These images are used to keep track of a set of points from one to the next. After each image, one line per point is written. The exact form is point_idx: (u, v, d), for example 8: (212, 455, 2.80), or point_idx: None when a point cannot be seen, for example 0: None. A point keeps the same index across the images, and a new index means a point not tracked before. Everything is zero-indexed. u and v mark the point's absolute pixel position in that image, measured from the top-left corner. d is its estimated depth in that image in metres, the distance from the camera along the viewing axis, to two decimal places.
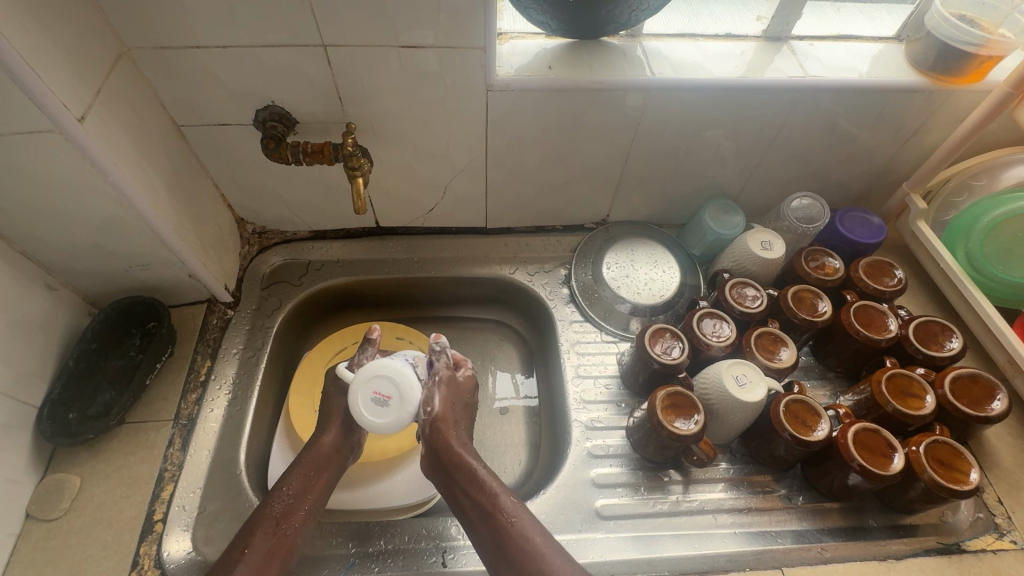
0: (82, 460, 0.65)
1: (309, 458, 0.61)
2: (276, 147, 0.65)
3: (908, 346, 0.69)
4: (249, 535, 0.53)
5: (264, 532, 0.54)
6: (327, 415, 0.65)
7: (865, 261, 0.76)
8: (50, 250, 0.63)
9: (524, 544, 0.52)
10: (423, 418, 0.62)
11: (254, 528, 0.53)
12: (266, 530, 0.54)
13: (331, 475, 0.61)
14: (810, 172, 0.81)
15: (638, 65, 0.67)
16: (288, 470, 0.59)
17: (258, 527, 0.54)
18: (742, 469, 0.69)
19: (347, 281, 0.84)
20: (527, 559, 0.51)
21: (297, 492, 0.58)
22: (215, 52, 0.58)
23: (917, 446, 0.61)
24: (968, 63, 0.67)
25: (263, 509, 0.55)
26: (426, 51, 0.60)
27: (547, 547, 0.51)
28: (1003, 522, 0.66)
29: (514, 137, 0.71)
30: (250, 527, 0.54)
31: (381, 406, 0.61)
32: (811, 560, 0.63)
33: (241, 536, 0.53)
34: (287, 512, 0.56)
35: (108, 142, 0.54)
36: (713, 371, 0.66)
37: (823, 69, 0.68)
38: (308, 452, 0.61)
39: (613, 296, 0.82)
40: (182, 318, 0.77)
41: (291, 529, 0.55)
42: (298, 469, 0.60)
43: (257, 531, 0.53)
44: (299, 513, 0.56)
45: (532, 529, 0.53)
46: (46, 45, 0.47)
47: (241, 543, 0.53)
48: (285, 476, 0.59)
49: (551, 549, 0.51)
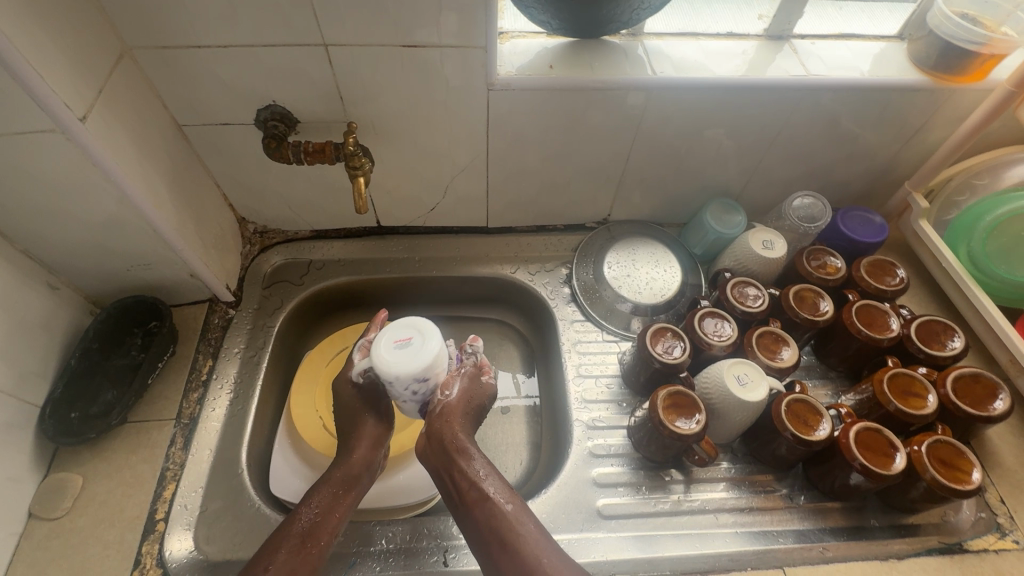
0: (84, 459, 0.65)
1: (337, 477, 0.61)
2: (277, 148, 0.65)
3: (910, 345, 0.69)
4: (272, 552, 0.53)
5: (286, 547, 0.54)
6: (356, 429, 0.65)
7: (866, 260, 0.76)
8: (52, 250, 0.63)
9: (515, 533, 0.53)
10: (438, 399, 0.63)
11: (277, 544, 0.54)
12: (289, 545, 0.54)
13: (358, 492, 0.61)
14: (811, 171, 0.81)
15: (640, 64, 0.67)
16: (312, 490, 0.60)
17: (280, 545, 0.54)
18: (743, 468, 0.69)
19: (349, 281, 0.84)
20: (518, 546, 0.52)
21: (323, 510, 0.58)
22: (216, 51, 0.58)
23: (919, 446, 0.61)
24: (970, 61, 0.67)
25: (287, 526, 0.56)
26: (427, 50, 0.60)
27: (539, 540, 0.53)
28: (1005, 522, 0.66)
29: (516, 137, 0.71)
30: (272, 542, 0.54)
31: (400, 349, 0.60)
32: (812, 559, 0.62)
33: (266, 551, 0.54)
34: (313, 530, 0.56)
35: (109, 142, 0.54)
36: (715, 371, 0.66)
37: (825, 67, 0.68)
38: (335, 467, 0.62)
39: (614, 296, 0.82)
40: (184, 318, 0.77)
41: (317, 545, 0.55)
42: (323, 485, 0.60)
43: (281, 549, 0.53)
44: (324, 531, 0.56)
45: (523, 519, 0.54)
46: (48, 45, 0.47)
47: (264, 561, 0.52)
48: (309, 494, 0.59)
49: (543, 541, 0.53)
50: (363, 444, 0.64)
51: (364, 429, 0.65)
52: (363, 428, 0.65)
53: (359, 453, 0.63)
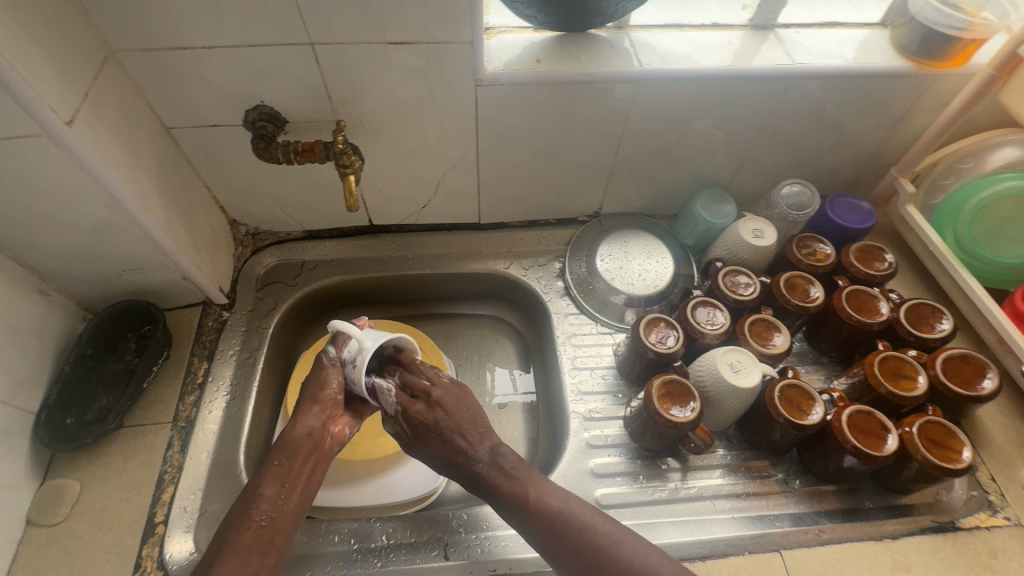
0: (81, 465, 0.65)
1: (280, 448, 0.53)
2: (267, 148, 0.65)
3: (900, 329, 0.70)
4: (232, 532, 0.47)
5: (242, 527, 0.48)
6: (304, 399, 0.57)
7: (856, 245, 0.76)
8: (42, 256, 0.62)
9: (558, 522, 0.51)
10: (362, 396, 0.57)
11: (231, 530, 0.47)
12: (244, 525, 0.48)
13: (314, 464, 0.54)
14: (800, 159, 0.82)
15: (626, 57, 0.68)
16: (261, 472, 0.52)
17: (235, 525, 0.48)
18: (739, 455, 0.70)
19: (342, 280, 0.84)
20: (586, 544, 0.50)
21: (280, 490, 0.51)
22: (202, 53, 0.58)
23: (910, 427, 0.61)
24: (952, 47, 0.68)
25: (246, 499, 0.50)
26: (414, 48, 0.60)
27: (584, 517, 0.52)
28: (996, 499, 0.67)
29: (506, 131, 0.71)
30: (230, 522, 0.48)
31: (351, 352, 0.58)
32: (808, 542, 0.64)
33: (220, 536, 0.47)
34: (268, 507, 0.49)
35: (96, 145, 0.54)
36: (708, 359, 0.66)
37: (809, 56, 0.69)
38: (286, 434, 0.54)
39: (608, 287, 0.82)
40: (178, 321, 0.77)
41: (281, 524, 0.49)
42: (277, 455, 0.53)
43: (234, 529, 0.48)
44: (282, 510, 0.50)
45: (562, 505, 0.53)
46: (32, 48, 0.47)
47: (216, 544, 0.47)
48: (259, 477, 0.51)
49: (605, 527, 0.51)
50: (312, 411, 0.56)
51: (307, 394, 0.57)
52: (324, 390, 0.57)
53: (305, 422, 0.55)
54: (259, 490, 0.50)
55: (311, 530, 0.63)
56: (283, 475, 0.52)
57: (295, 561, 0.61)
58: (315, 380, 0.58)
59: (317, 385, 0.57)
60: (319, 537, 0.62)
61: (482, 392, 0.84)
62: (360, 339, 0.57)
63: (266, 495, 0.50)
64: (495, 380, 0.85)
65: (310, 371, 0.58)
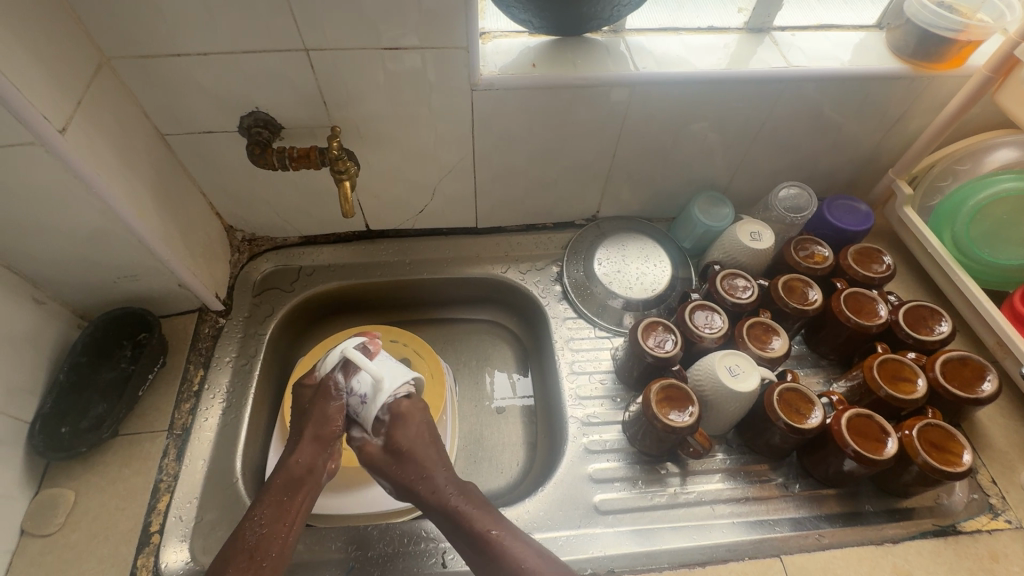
0: (76, 473, 0.65)
1: (278, 483, 0.56)
2: (261, 154, 0.65)
3: (899, 331, 0.70)
4: (227, 567, 0.50)
5: (238, 564, 0.50)
6: (301, 428, 0.59)
7: (853, 248, 0.76)
8: (36, 263, 0.62)
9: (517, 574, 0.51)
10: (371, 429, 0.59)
11: (228, 565, 0.50)
12: (240, 562, 0.50)
13: (308, 497, 0.56)
14: (797, 161, 0.82)
15: (622, 60, 0.67)
16: (258, 503, 0.55)
17: (231, 559, 0.51)
18: (739, 459, 0.70)
19: (338, 285, 0.83)
20: None
21: (273, 524, 0.53)
22: (196, 59, 0.58)
23: (910, 430, 0.61)
24: (948, 48, 0.68)
25: (242, 535, 0.52)
26: (409, 52, 0.60)
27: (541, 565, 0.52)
28: (997, 502, 0.67)
29: (503, 136, 0.71)
30: (224, 559, 0.51)
31: (359, 378, 0.60)
32: (808, 546, 0.63)
33: (215, 567, 0.50)
34: (263, 543, 0.52)
35: (90, 153, 0.54)
36: (706, 363, 0.66)
37: (805, 59, 0.69)
38: (282, 471, 0.57)
39: (605, 292, 0.82)
40: (174, 328, 0.76)
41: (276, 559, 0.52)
42: (274, 489, 0.56)
43: (230, 566, 0.50)
44: (276, 542, 0.53)
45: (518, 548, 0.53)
46: (24, 57, 0.47)
47: None
48: (257, 510, 0.54)
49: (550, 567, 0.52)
50: (310, 447, 0.58)
51: (308, 426, 0.59)
52: (327, 427, 0.59)
53: (302, 458, 0.57)
54: (256, 524, 0.53)
55: (307, 538, 0.63)
56: (279, 510, 0.54)
57: (292, 569, 0.60)
58: (317, 413, 0.59)
59: (320, 419, 0.59)
60: (316, 545, 0.62)
61: (480, 397, 0.84)
62: (374, 376, 0.59)
63: (263, 529, 0.53)
64: (493, 384, 0.85)
65: (316, 401, 0.59)
